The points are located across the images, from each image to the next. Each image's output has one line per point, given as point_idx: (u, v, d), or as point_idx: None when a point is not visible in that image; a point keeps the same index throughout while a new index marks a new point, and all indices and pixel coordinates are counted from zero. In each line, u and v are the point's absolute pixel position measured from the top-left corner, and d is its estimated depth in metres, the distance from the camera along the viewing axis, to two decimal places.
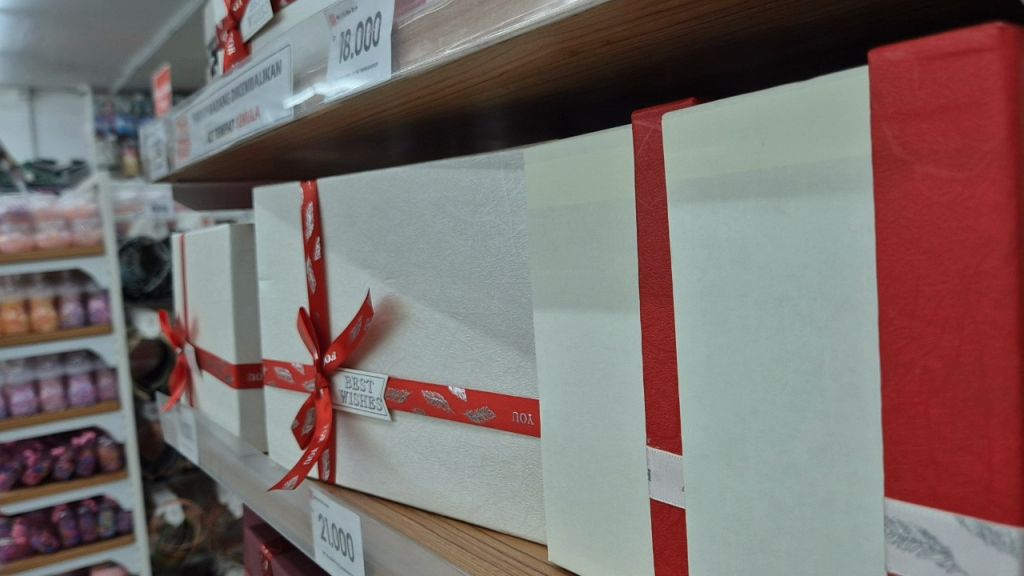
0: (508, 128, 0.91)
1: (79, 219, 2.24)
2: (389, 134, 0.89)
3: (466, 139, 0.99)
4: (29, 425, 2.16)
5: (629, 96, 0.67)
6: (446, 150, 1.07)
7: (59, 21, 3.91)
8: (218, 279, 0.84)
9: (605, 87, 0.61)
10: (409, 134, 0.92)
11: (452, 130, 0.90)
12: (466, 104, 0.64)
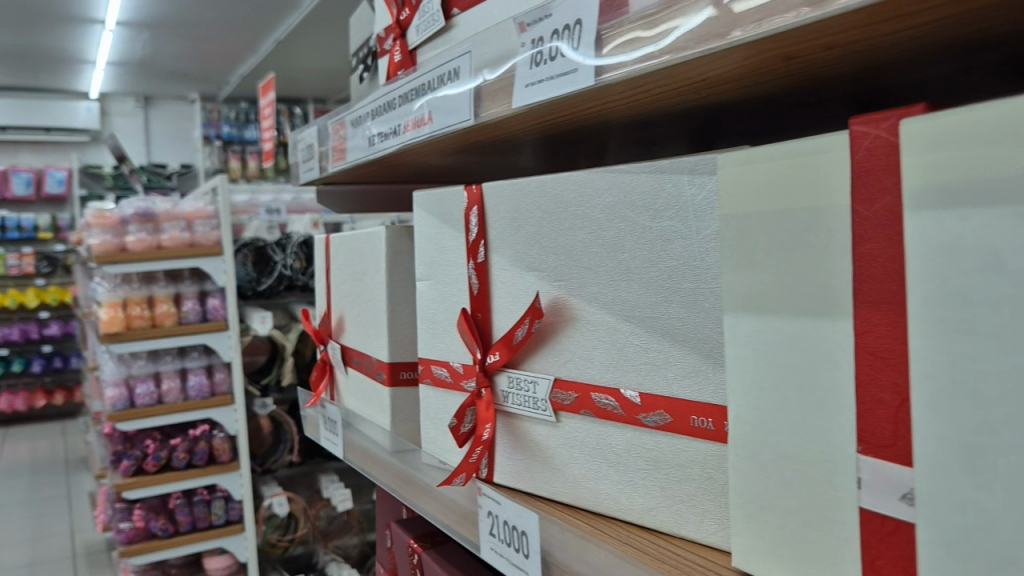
0: (643, 136, 0.92)
1: (198, 220, 2.35)
2: (526, 142, 0.91)
3: (600, 148, 1.00)
4: (151, 416, 2.27)
5: (792, 106, 0.67)
6: (578, 159, 1.09)
7: (173, 32, 4.12)
8: (368, 278, 0.87)
9: (777, 97, 0.61)
10: (548, 143, 0.94)
11: (594, 138, 0.91)
12: (631, 109, 0.64)
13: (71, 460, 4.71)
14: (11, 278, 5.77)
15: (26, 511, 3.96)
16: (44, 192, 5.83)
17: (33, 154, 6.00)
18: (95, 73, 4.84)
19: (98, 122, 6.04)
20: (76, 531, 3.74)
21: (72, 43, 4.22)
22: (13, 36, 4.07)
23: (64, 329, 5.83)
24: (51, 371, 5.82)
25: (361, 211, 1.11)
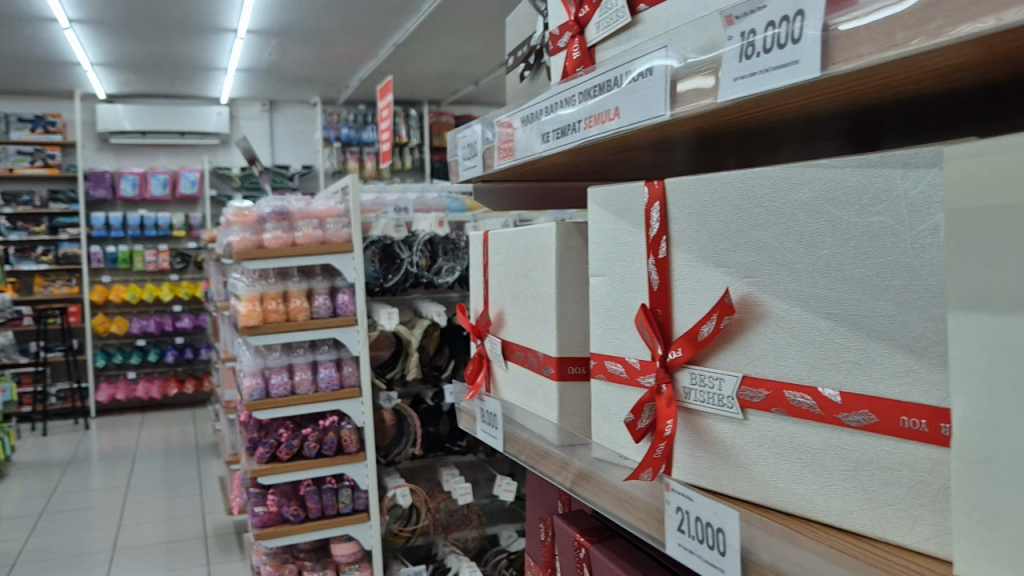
0: (800, 136, 0.89)
1: (330, 218, 2.44)
2: (676, 141, 0.90)
3: (753, 148, 0.97)
4: (285, 405, 2.38)
5: (984, 99, 0.63)
6: (727, 161, 1.06)
7: (299, 39, 4.29)
8: (534, 274, 0.87)
9: (976, 89, 0.58)
10: (699, 142, 0.92)
11: (753, 136, 0.88)
12: (814, 104, 0.62)
13: (201, 445, 4.99)
14: (148, 274, 6.22)
15: (162, 493, 4.22)
16: (178, 192, 6.19)
17: (169, 157, 6.37)
18: (226, 79, 5.10)
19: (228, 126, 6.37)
20: (206, 514, 3.96)
21: (206, 52, 4.45)
22: (153, 46, 4.33)
23: (194, 322, 6.18)
24: (182, 361, 6.18)
25: (516, 207, 1.11)
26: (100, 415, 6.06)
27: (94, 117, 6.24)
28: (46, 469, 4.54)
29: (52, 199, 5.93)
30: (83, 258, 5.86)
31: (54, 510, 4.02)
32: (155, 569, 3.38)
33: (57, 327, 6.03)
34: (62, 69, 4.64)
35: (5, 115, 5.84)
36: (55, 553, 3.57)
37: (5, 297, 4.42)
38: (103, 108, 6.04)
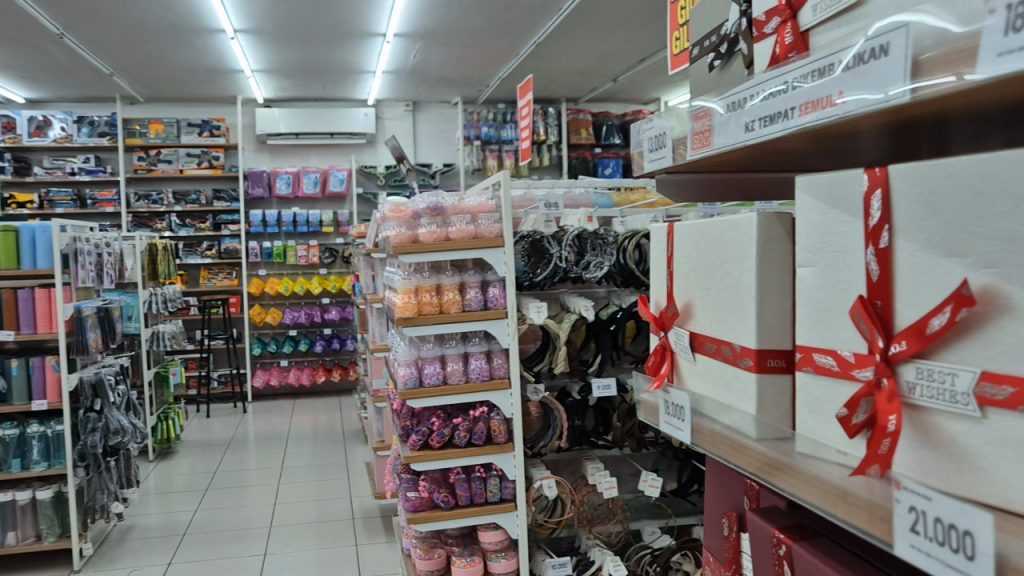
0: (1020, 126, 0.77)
1: (481, 214, 2.51)
2: (865, 129, 0.82)
3: (956, 140, 0.86)
4: (438, 394, 2.45)
5: None
6: (928, 153, 0.95)
7: (441, 40, 4.40)
8: (729, 266, 0.86)
9: None
10: (892, 131, 0.83)
11: (958, 124, 0.78)
12: None
13: (347, 431, 5.24)
14: (300, 267, 6.62)
15: (315, 474, 4.46)
16: (328, 190, 6.50)
17: (320, 157, 6.70)
18: (373, 82, 5.30)
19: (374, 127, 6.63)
20: (354, 496, 4.15)
21: (355, 55, 4.64)
22: (309, 52, 4.56)
23: (341, 314, 6.48)
24: (329, 351, 6.50)
25: (705, 200, 1.10)
26: (256, 399, 6.48)
27: (254, 120, 6.64)
28: (211, 448, 4.91)
29: (216, 197, 6.36)
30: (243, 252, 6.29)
31: (218, 486, 4.33)
32: (308, 548, 3.58)
33: (219, 316, 6.49)
34: (226, 76, 4.97)
35: (177, 120, 6.32)
36: (220, 526, 3.86)
37: (177, 288, 4.78)
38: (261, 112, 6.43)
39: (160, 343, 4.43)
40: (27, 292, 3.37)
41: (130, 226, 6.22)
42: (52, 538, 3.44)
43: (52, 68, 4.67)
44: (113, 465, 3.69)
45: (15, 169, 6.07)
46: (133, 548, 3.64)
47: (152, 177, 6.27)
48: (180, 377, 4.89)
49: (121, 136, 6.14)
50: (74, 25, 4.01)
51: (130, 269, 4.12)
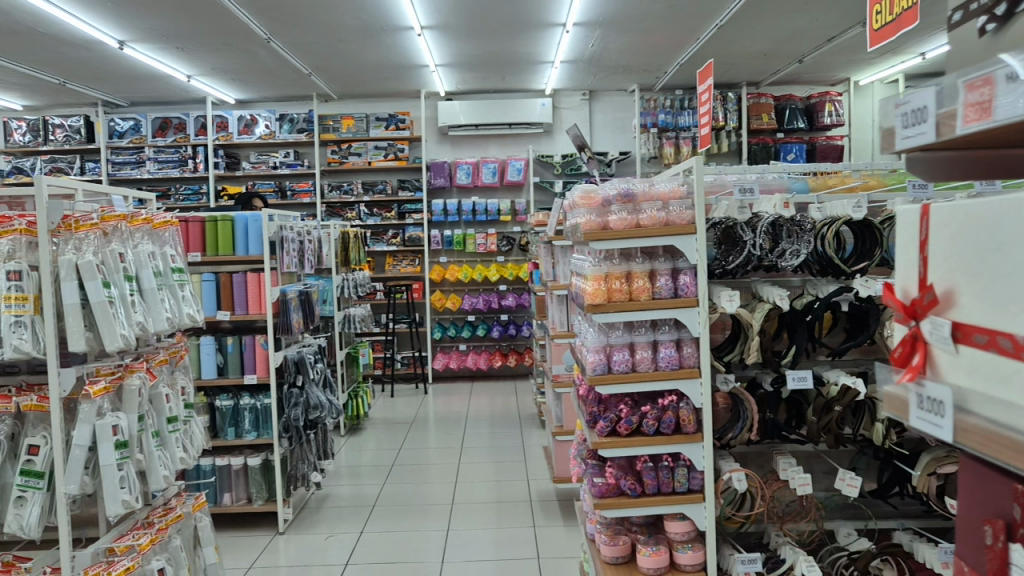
0: None
1: (673, 200, 2.48)
2: None
3: None
4: (626, 382, 2.46)
5: None
6: None
7: (620, 27, 4.38)
8: (1013, 250, 0.79)
9: None
10: None
11: None
12: None
13: (523, 415, 5.36)
14: (478, 255, 6.83)
15: (493, 456, 4.60)
16: (505, 179, 6.64)
17: (499, 147, 6.88)
18: (551, 72, 5.37)
19: (551, 116, 6.70)
20: (531, 479, 4.25)
21: (535, 47, 4.72)
22: (491, 44, 4.68)
23: (517, 301, 6.61)
24: (506, 337, 6.67)
25: (963, 179, 1.01)
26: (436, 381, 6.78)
27: (436, 113, 6.90)
28: (396, 426, 5.20)
29: (401, 187, 6.68)
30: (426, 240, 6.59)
31: (403, 462, 4.57)
32: (488, 526, 3.71)
33: (403, 301, 6.82)
34: (413, 71, 5.20)
35: (366, 115, 6.68)
36: (407, 500, 4.08)
37: (366, 273, 5.08)
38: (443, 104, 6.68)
39: (351, 325, 4.74)
40: (241, 276, 3.68)
41: (323, 215, 6.67)
42: (261, 501, 3.76)
43: (260, 70, 5.09)
44: (313, 438, 3.97)
45: (226, 164, 6.67)
46: (328, 516, 3.93)
47: (344, 169, 6.69)
48: (369, 358, 5.20)
49: (317, 132, 6.59)
50: (280, 30, 4.33)
51: (328, 255, 4.41)
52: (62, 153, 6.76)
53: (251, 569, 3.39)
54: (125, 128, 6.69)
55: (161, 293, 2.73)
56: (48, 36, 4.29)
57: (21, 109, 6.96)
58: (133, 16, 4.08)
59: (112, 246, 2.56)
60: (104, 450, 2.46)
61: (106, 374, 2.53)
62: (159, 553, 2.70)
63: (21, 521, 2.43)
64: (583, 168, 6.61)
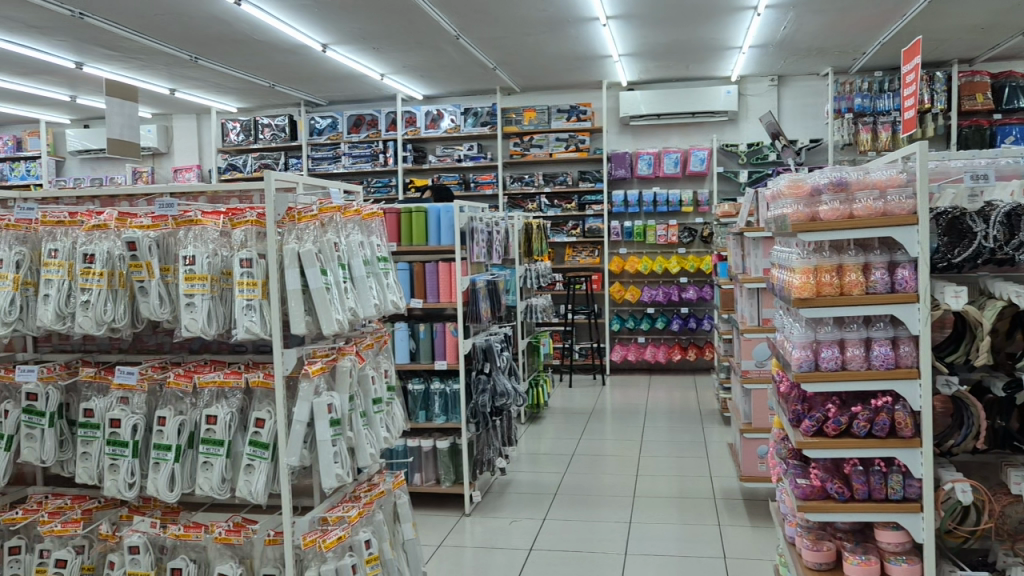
0: None
1: (891, 188, 2.31)
2: None
3: None
4: (835, 380, 2.33)
5: None
6: None
7: (817, 7, 4.16)
8: None
9: None
10: None
11: None
12: None
13: (703, 411, 5.25)
14: (659, 246, 6.75)
15: (674, 450, 4.54)
16: (688, 170, 6.50)
17: (681, 137, 6.75)
18: (739, 57, 5.19)
19: (736, 104, 6.49)
20: (715, 476, 4.14)
21: (723, 32, 4.57)
22: (676, 32, 4.59)
23: (698, 295, 6.51)
24: (686, 330, 6.56)
25: None
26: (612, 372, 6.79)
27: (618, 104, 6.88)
28: (574, 417, 5.25)
29: (581, 178, 6.71)
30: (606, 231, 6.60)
31: (583, 453, 4.61)
32: (671, 521, 3.66)
33: (582, 292, 6.87)
34: (594, 62, 5.20)
35: (548, 107, 6.76)
36: (588, 491, 4.10)
37: (548, 264, 5.14)
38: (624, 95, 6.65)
39: (533, 315, 4.82)
40: (433, 266, 3.83)
41: (505, 206, 6.83)
42: (448, 483, 3.91)
43: (448, 67, 5.27)
44: (498, 424, 4.07)
45: (414, 158, 6.97)
46: (511, 501, 4.03)
47: (525, 161, 6.81)
48: (550, 347, 5.28)
49: (500, 125, 6.76)
50: (468, 26, 4.45)
51: (513, 245, 4.51)
52: (269, 151, 7.34)
53: (440, 547, 3.55)
54: (324, 126, 7.15)
55: (369, 280, 2.88)
56: (261, 43, 4.65)
57: (235, 110, 7.61)
58: (334, 20, 4.34)
59: (327, 235, 2.73)
60: (320, 426, 2.65)
61: (321, 356, 2.74)
62: (365, 526, 2.87)
63: (250, 487, 2.68)
64: (770, 157, 6.36)
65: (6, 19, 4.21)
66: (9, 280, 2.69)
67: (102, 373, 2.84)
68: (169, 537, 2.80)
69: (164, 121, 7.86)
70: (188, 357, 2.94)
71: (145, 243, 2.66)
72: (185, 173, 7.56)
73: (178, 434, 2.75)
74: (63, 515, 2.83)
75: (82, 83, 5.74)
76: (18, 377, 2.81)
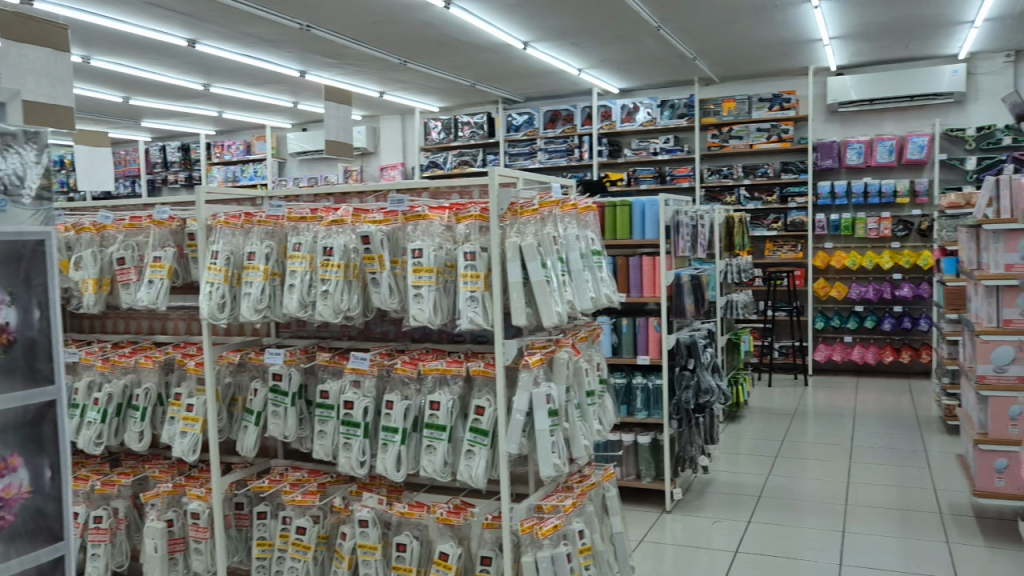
0: None
1: None
2: None
3: None
4: None
5: None
6: None
7: None
8: None
9: None
10: None
11: None
12: None
13: (921, 418, 4.89)
14: (869, 240, 6.37)
15: (890, 459, 4.25)
16: (904, 158, 6.10)
17: (897, 122, 6.30)
18: (967, 33, 4.76)
19: (963, 84, 5.98)
20: (940, 490, 3.84)
21: (953, 7, 4.22)
22: (897, 10, 4.28)
23: (914, 292, 6.09)
24: (899, 330, 6.18)
25: None
26: (815, 373, 6.51)
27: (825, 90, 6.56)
28: (775, 418, 5.06)
29: (784, 169, 6.44)
30: (811, 225, 6.31)
31: (787, 455, 4.43)
32: (890, 534, 3.43)
33: (784, 289, 6.60)
34: (801, 48, 4.97)
35: (749, 96, 6.56)
36: (795, 496, 3.92)
37: (748, 259, 4.99)
38: (833, 81, 6.33)
39: (732, 311, 4.71)
40: (637, 260, 3.81)
41: (703, 199, 6.71)
42: (649, 479, 3.88)
43: (646, 59, 5.23)
44: (701, 422, 3.99)
45: (609, 152, 7.00)
46: (712, 502, 3.94)
47: (724, 153, 6.65)
48: (751, 345, 5.11)
49: (698, 116, 6.65)
50: (671, 16, 4.39)
51: (716, 239, 4.40)
52: (469, 148, 7.63)
53: (643, 543, 3.52)
54: (521, 122, 7.33)
55: (585, 273, 2.91)
56: (466, 44, 4.82)
57: (437, 110, 8.06)
58: (536, 18, 4.41)
59: (547, 229, 2.79)
60: (539, 416, 2.71)
61: (540, 347, 2.80)
62: (578, 517, 2.90)
63: (471, 472, 2.78)
64: (1003, 142, 5.82)
65: (245, 34, 4.64)
66: (260, 271, 2.96)
67: (337, 358, 3.06)
68: (394, 514, 2.98)
69: (372, 123, 8.44)
70: (411, 346, 3.11)
71: (379, 236, 2.82)
72: (391, 171, 8.04)
73: (404, 418, 2.90)
74: (303, 487, 3.10)
75: (303, 90, 6.23)
76: (266, 359, 3.08)
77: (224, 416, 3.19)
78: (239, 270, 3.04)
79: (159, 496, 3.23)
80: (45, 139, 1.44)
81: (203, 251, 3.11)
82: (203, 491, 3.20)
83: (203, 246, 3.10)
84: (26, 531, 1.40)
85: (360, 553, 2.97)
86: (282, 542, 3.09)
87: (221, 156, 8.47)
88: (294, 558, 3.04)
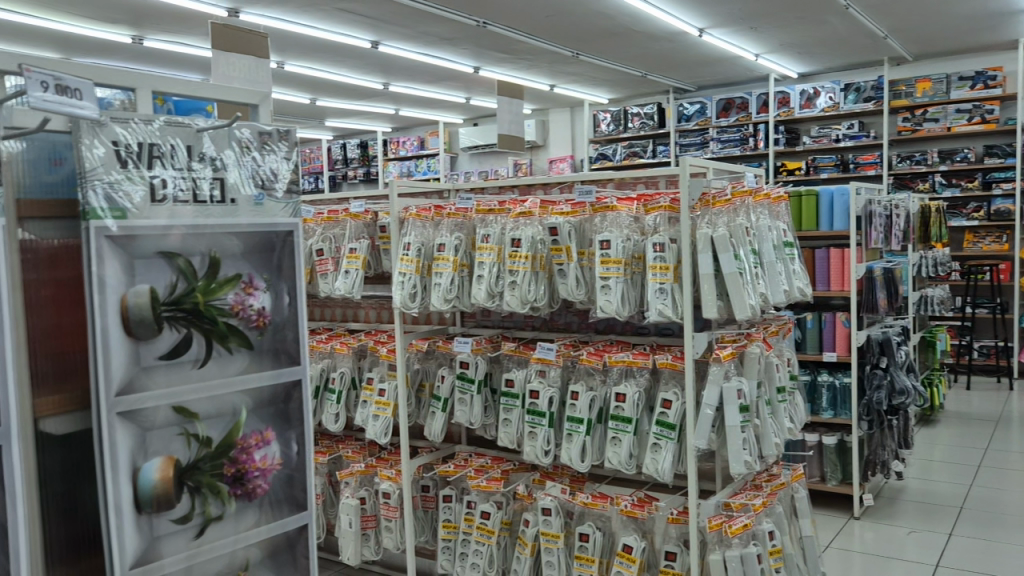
0: None
1: None
2: None
3: None
4: None
5: None
6: None
7: None
8: None
9: None
10: None
11: None
12: None
13: None
14: None
15: None
16: None
17: None
18: None
19: None
20: None
21: None
22: None
23: None
24: None
25: None
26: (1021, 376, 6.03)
27: None
28: (976, 423, 4.70)
29: (987, 154, 5.98)
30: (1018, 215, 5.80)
31: (993, 464, 4.09)
32: None
33: (985, 284, 6.16)
34: (1009, 19, 4.56)
35: (946, 75, 6.11)
36: (1005, 508, 3.62)
37: (945, 250, 4.65)
38: None
39: (927, 307, 4.42)
40: (823, 251, 3.63)
41: (891, 188, 6.30)
42: (835, 482, 3.71)
43: (830, 40, 4.96)
44: (894, 424, 3.71)
45: (787, 140, 6.72)
46: (907, 510, 3.69)
47: (916, 138, 6.22)
48: (947, 344, 4.76)
49: (887, 99, 6.26)
50: None
51: (912, 230, 4.11)
52: (638, 139, 7.68)
53: (829, 549, 3.35)
54: (693, 112, 7.26)
55: (779, 265, 2.81)
56: (640, 33, 4.77)
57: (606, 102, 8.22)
58: (714, 3, 4.29)
59: (739, 220, 2.70)
60: (730, 411, 2.63)
61: (730, 341, 2.75)
62: (768, 517, 2.80)
63: (657, 465, 2.74)
64: None
65: (425, 34, 4.81)
66: (449, 262, 3.04)
67: (522, 348, 3.13)
68: (577, 504, 3.00)
69: (541, 115, 8.71)
70: (595, 337, 3.13)
71: (566, 228, 2.84)
72: (559, 163, 8.14)
73: (589, 408, 2.91)
74: (487, 473, 3.19)
75: (476, 86, 6.40)
76: (454, 348, 3.18)
77: (413, 401, 3.32)
78: (430, 261, 3.15)
79: (354, 475, 3.44)
80: (295, 138, 1.54)
81: (395, 243, 3.25)
82: (393, 472, 3.36)
83: (396, 239, 3.24)
84: (278, 499, 1.53)
85: (543, 541, 3.00)
86: (467, 526, 3.18)
87: (396, 151, 8.88)
88: (479, 541, 3.12)
